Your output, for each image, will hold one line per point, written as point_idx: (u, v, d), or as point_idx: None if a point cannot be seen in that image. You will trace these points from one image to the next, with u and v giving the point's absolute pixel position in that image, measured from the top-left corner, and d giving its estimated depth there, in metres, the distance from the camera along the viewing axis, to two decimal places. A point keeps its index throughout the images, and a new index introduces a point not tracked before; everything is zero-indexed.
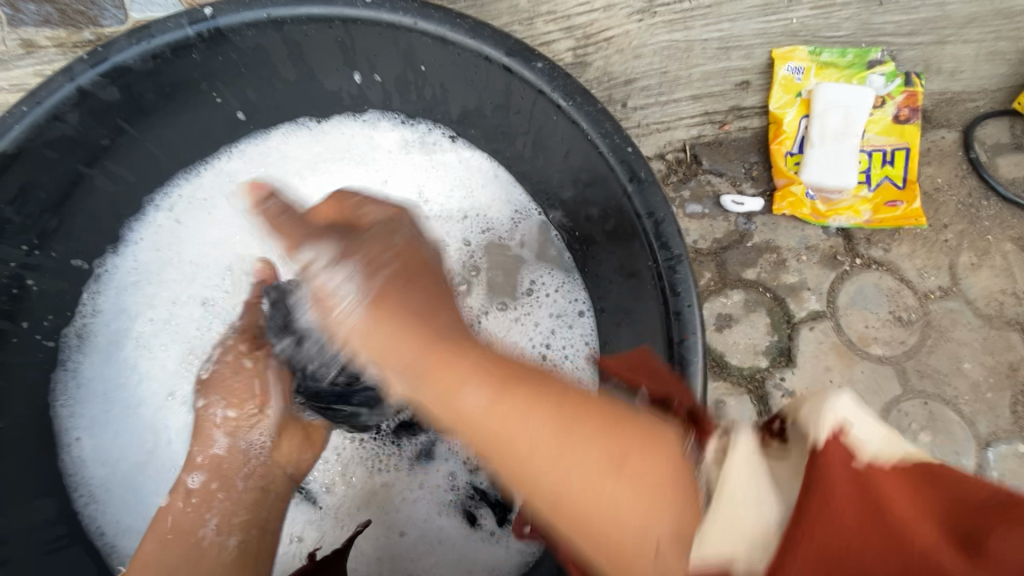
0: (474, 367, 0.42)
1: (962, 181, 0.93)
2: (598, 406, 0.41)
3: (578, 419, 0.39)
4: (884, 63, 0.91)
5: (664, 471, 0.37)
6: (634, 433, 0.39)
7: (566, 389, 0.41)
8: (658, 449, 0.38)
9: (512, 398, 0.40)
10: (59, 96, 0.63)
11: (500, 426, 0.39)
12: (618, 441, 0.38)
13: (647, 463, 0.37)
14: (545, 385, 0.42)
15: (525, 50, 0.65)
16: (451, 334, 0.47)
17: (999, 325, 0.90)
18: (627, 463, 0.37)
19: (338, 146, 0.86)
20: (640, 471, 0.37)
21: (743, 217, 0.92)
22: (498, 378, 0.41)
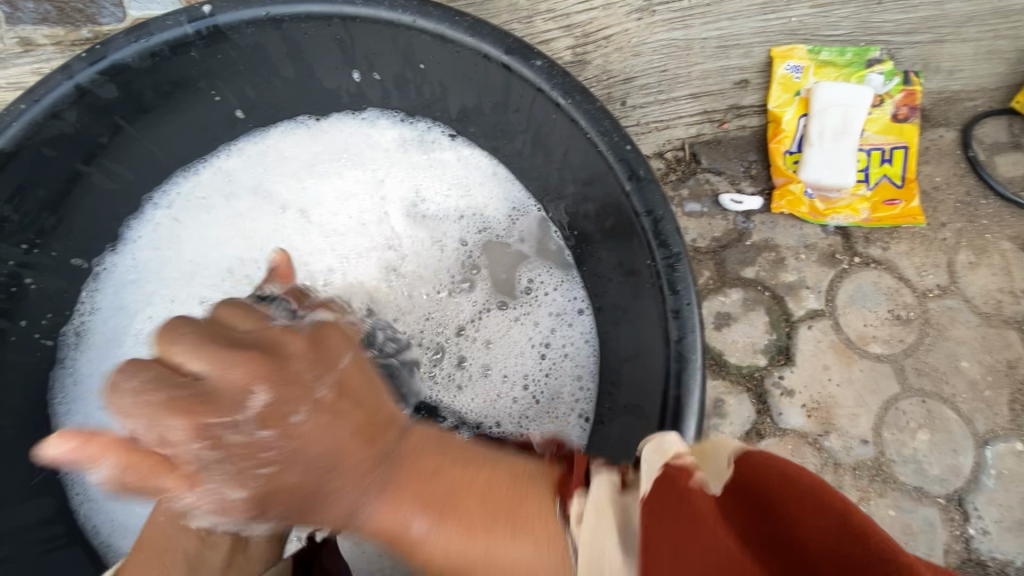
0: (361, 478, 0.41)
1: (960, 179, 0.93)
2: (485, 496, 0.41)
3: (459, 508, 0.40)
4: (883, 62, 0.91)
5: (538, 557, 0.39)
6: (510, 513, 0.40)
7: (428, 481, 0.41)
8: (536, 523, 0.40)
9: (402, 500, 0.41)
10: (58, 93, 0.63)
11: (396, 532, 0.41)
12: (489, 540, 0.39)
13: (518, 547, 0.39)
14: (436, 490, 0.41)
15: (524, 48, 0.65)
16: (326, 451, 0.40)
17: (997, 323, 0.91)
18: (507, 540, 0.39)
19: (337, 145, 0.85)
20: (520, 552, 0.39)
21: (742, 215, 0.92)
22: (386, 486, 0.41)
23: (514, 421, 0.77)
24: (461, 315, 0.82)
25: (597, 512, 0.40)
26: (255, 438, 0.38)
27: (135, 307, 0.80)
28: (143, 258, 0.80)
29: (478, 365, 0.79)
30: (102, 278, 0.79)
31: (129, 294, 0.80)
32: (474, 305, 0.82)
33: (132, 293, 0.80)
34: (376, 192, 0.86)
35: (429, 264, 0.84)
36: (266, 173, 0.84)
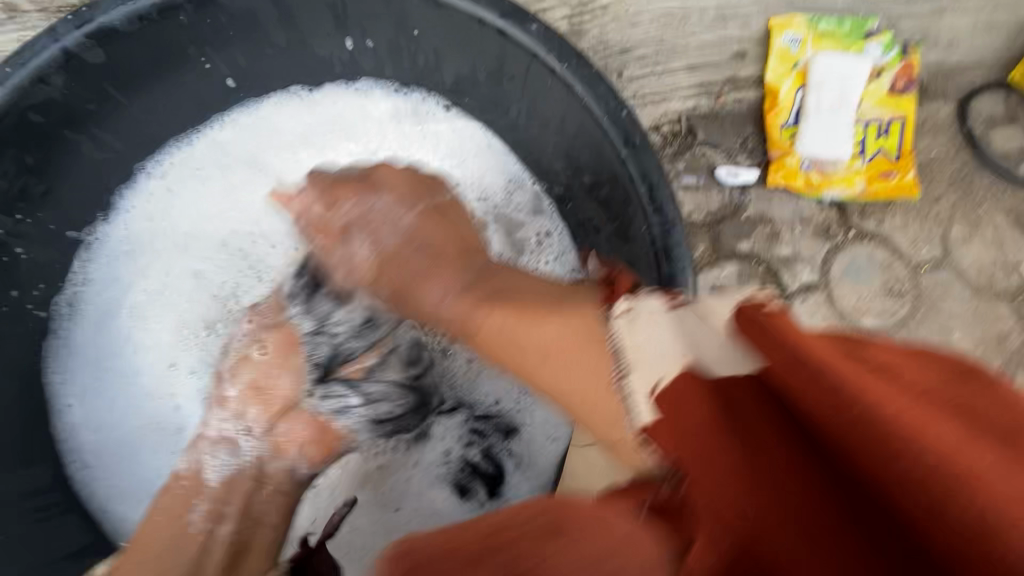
0: (450, 275, 0.56)
1: (957, 153, 0.93)
2: (545, 291, 0.51)
3: (495, 296, 0.51)
4: (881, 33, 0.91)
5: (573, 328, 0.43)
6: (549, 308, 0.47)
7: (494, 283, 0.54)
8: (570, 317, 0.44)
9: (500, 309, 0.49)
10: (44, 58, 0.62)
11: (513, 334, 0.46)
12: (538, 314, 0.46)
13: (570, 338, 0.43)
14: (504, 283, 0.54)
15: (520, 12, 0.64)
16: (460, 256, 0.59)
17: (989, 297, 0.92)
18: (542, 318, 0.46)
19: (330, 116, 0.84)
20: (556, 327, 0.44)
21: (738, 189, 0.91)
22: (461, 285, 0.54)
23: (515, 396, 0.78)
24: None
25: (641, 319, 0.40)
26: (367, 246, 0.62)
27: (129, 279, 0.79)
28: (136, 229, 0.80)
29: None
30: (94, 248, 0.78)
31: (121, 266, 0.79)
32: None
33: (126, 266, 0.79)
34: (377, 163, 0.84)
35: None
36: (259, 146, 0.83)
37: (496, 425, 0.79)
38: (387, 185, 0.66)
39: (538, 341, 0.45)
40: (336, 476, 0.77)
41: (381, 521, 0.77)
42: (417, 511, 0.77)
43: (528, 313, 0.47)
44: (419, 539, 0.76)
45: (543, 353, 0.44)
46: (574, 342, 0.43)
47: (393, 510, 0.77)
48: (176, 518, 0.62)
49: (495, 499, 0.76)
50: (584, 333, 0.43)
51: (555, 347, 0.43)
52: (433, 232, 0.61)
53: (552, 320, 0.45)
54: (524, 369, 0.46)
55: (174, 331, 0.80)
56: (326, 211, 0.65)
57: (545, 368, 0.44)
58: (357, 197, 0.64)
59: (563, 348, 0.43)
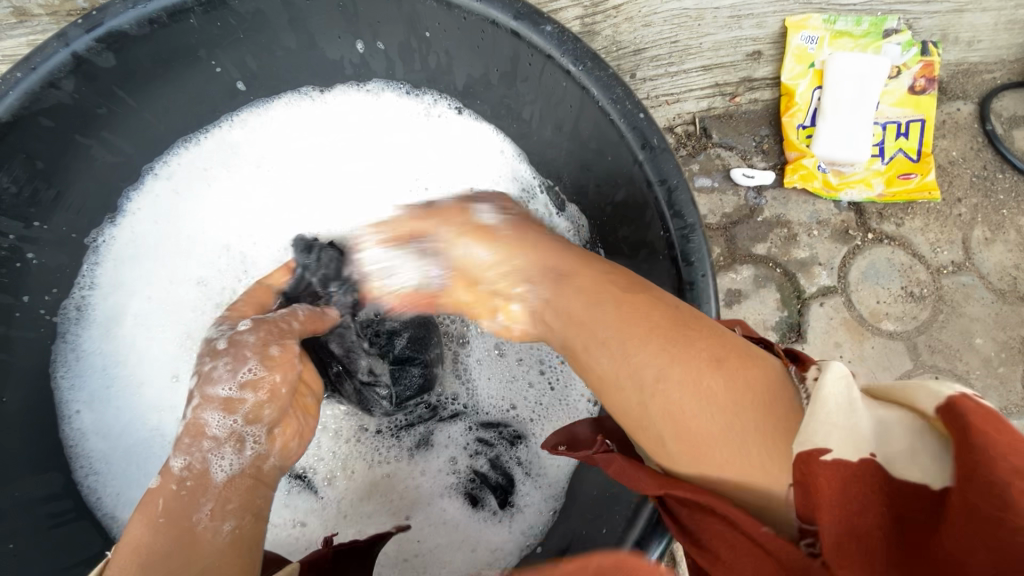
0: (648, 312, 0.46)
1: (977, 154, 0.91)
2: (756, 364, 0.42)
3: (702, 339, 0.44)
4: (901, 32, 0.88)
5: (757, 398, 0.40)
6: (743, 365, 0.42)
7: (686, 322, 0.46)
8: (750, 364, 0.42)
9: (687, 346, 0.43)
10: (54, 62, 0.61)
11: (672, 370, 0.42)
12: (721, 342, 0.44)
13: (747, 368, 0.42)
14: (722, 341, 0.44)
15: (534, 13, 0.63)
16: (643, 304, 0.47)
17: (1012, 300, 0.90)
18: (722, 343, 0.44)
19: (342, 117, 0.83)
20: (735, 381, 0.41)
21: (754, 190, 0.90)
22: (673, 322, 0.45)
23: (528, 403, 0.77)
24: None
25: (837, 381, 0.37)
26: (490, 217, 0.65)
27: (135, 286, 0.80)
28: (142, 233, 0.80)
29: (490, 342, 0.80)
30: (101, 252, 0.77)
31: (128, 271, 0.79)
32: None
33: (132, 270, 0.79)
34: (396, 170, 0.84)
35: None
36: (268, 147, 0.83)
37: (503, 432, 0.77)
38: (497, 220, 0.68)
39: (698, 356, 0.42)
40: (344, 486, 0.78)
41: (392, 531, 0.75)
42: (426, 522, 0.76)
43: (706, 334, 0.45)
44: (429, 549, 0.74)
45: (692, 374, 0.41)
46: (757, 425, 0.39)
47: (404, 520, 0.76)
48: (180, 520, 0.49)
49: (505, 508, 0.74)
50: (782, 411, 0.39)
51: (722, 422, 0.39)
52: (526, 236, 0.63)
53: (753, 367, 0.42)
54: (674, 363, 0.43)
55: (177, 341, 0.80)
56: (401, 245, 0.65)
57: (709, 428, 0.40)
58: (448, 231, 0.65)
59: (744, 374, 0.41)
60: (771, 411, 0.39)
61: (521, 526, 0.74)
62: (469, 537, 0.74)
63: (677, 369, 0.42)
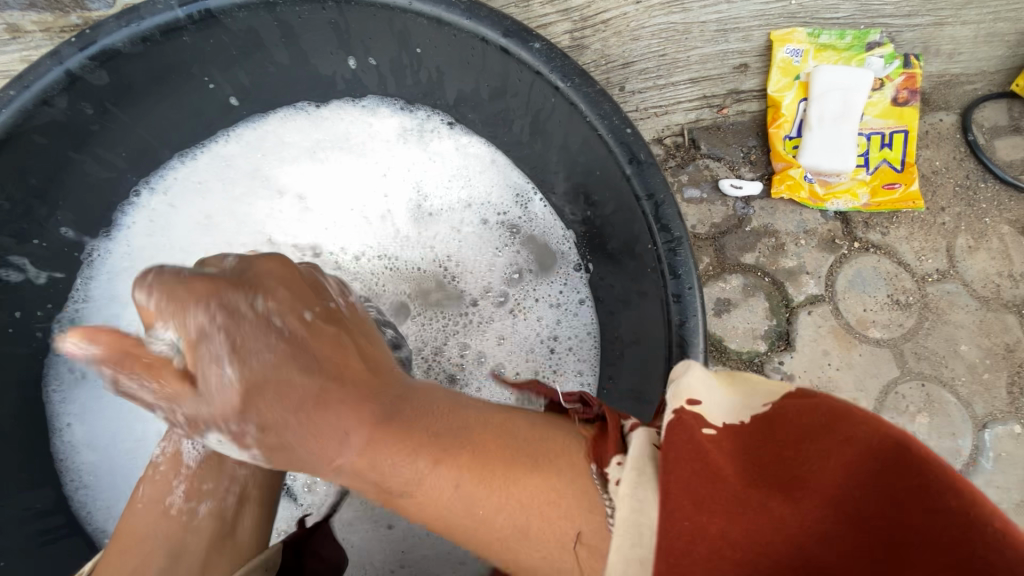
0: (438, 472, 0.40)
1: (960, 163, 0.93)
2: (546, 501, 0.39)
3: (491, 492, 0.39)
4: (883, 45, 0.90)
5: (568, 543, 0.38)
6: (530, 496, 0.39)
7: (467, 454, 0.41)
8: (555, 508, 0.38)
9: (485, 506, 0.39)
10: (47, 80, 0.61)
11: (489, 543, 0.40)
12: (512, 478, 0.39)
13: (551, 522, 0.38)
14: (502, 470, 0.40)
15: (522, 30, 0.64)
16: (426, 457, 0.41)
17: (996, 307, 0.91)
18: (518, 479, 0.39)
19: (338, 132, 0.84)
20: (537, 523, 0.38)
21: (742, 201, 0.91)
22: (460, 480, 0.40)
23: None
24: (491, 277, 0.82)
25: (633, 486, 0.36)
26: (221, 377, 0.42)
27: (127, 296, 0.78)
28: (136, 244, 0.79)
29: (489, 365, 0.79)
30: (96, 264, 0.77)
31: (122, 283, 0.78)
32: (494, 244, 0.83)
33: (126, 282, 0.78)
34: (394, 184, 0.84)
35: (480, 260, 0.82)
36: (265, 160, 0.83)
37: None
38: (270, 282, 0.44)
39: (498, 528, 0.39)
40: (323, 492, 0.78)
41: (376, 538, 0.76)
42: (410, 531, 0.76)
43: (506, 474, 0.40)
44: (415, 559, 0.75)
45: (507, 542, 0.39)
46: (584, 569, 0.37)
47: (387, 527, 0.77)
48: (157, 505, 0.56)
49: None
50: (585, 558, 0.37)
51: (551, 569, 0.39)
52: (329, 348, 0.45)
53: (554, 510, 0.38)
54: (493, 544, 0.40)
55: None
56: (169, 299, 0.41)
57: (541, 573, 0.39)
58: (211, 297, 0.41)
59: (554, 530, 0.38)
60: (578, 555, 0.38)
61: None
62: (453, 549, 0.75)
63: (493, 538, 0.39)
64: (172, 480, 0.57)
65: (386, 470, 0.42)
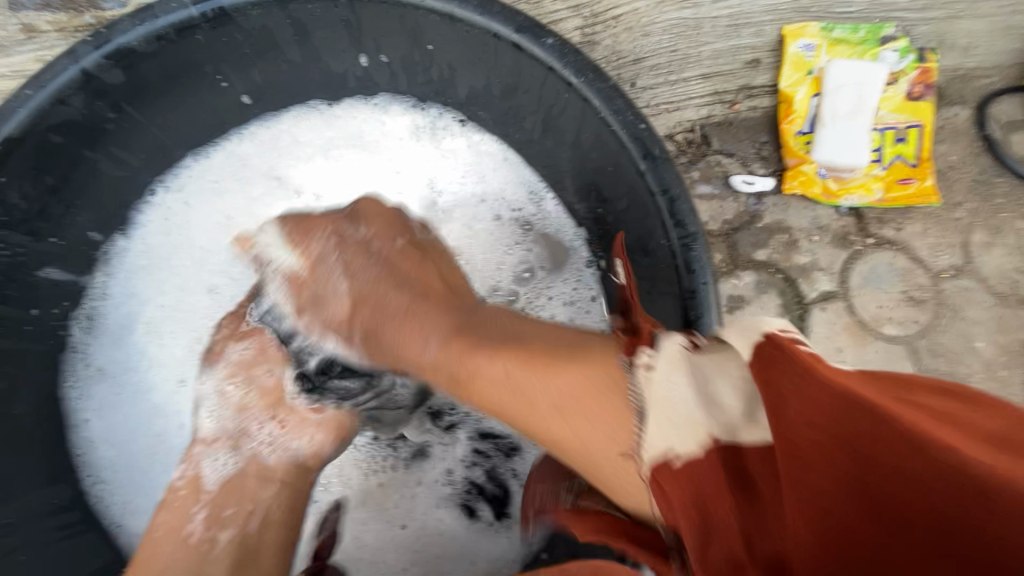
0: (489, 363, 0.45)
1: (975, 158, 0.92)
2: (579, 376, 0.41)
3: (528, 367, 0.43)
4: (898, 39, 0.89)
5: (602, 411, 0.40)
6: (566, 372, 0.42)
7: (507, 344, 0.46)
8: (584, 379, 0.41)
9: (525, 380, 0.43)
10: (62, 79, 0.62)
11: (523, 416, 0.43)
12: (548, 365, 0.43)
13: (585, 398, 0.40)
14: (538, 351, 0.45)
15: (535, 26, 0.64)
16: (482, 346, 0.47)
17: (1013, 303, 0.90)
18: (557, 368, 0.42)
19: (350, 131, 0.84)
20: (570, 386, 0.41)
21: (754, 197, 0.91)
22: (512, 361, 0.44)
23: None
24: (500, 275, 0.83)
25: (666, 373, 0.39)
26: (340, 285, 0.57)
27: (147, 293, 0.80)
28: (153, 243, 0.80)
29: None
30: (113, 262, 0.78)
31: (140, 280, 0.80)
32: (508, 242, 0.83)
33: (144, 280, 0.80)
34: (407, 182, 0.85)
35: (493, 257, 0.83)
36: (278, 159, 0.84)
37: (499, 444, 0.77)
38: (367, 221, 0.61)
39: (536, 401, 0.42)
40: (339, 491, 0.78)
41: (388, 539, 0.77)
42: (423, 531, 0.76)
43: (544, 361, 0.43)
44: (428, 558, 0.76)
45: (549, 415, 0.42)
46: (612, 436, 0.39)
47: (400, 528, 0.77)
48: (175, 533, 0.59)
49: (502, 519, 0.75)
50: (614, 419, 0.39)
51: (579, 440, 0.41)
52: (414, 268, 0.58)
53: (583, 382, 0.41)
54: (527, 421, 0.44)
55: (186, 347, 0.80)
56: (300, 230, 0.59)
57: (569, 439, 0.41)
58: (333, 228, 0.59)
59: (586, 409, 0.40)
60: (611, 426, 0.39)
61: (518, 536, 0.74)
62: (466, 548, 0.75)
63: (529, 413, 0.43)
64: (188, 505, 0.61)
65: (456, 355, 0.48)
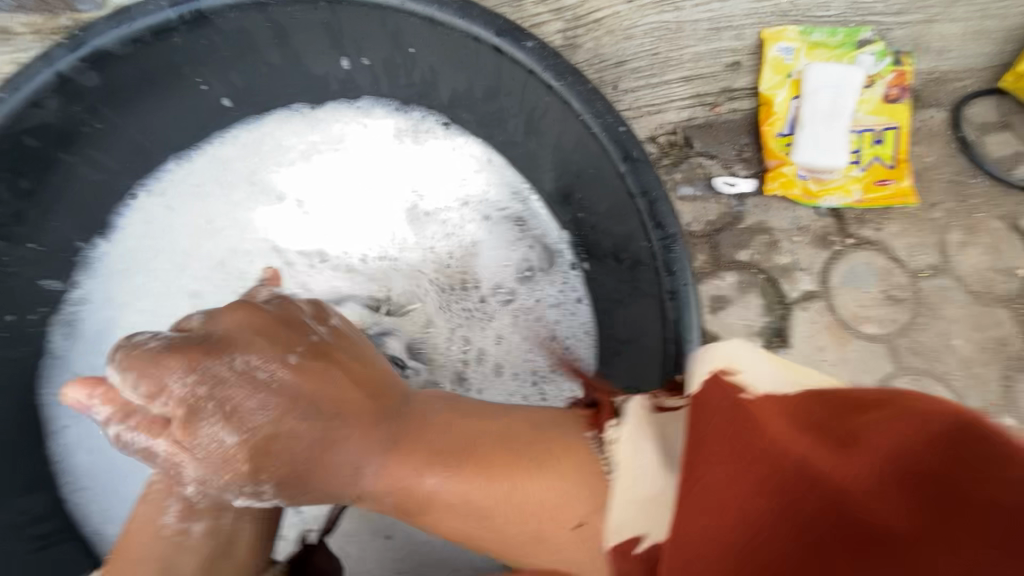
0: (430, 458, 0.48)
1: (950, 159, 0.93)
2: (540, 492, 0.44)
3: (476, 472, 0.46)
4: (874, 42, 0.92)
5: (568, 500, 0.44)
6: (524, 470, 0.45)
7: (445, 452, 0.48)
8: (552, 473, 0.45)
9: (478, 481, 0.46)
10: (37, 82, 0.61)
11: (480, 513, 0.46)
12: (517, 476, 0.45)
13: (553, 488, 0.44)
14: (476, 447, 0.47)
15: (515, 29, 0.64)
16: (438, 445, 0.49)
17: (988, 301, 0.92)
18: (522, 484, 0.45)
19: (333, 134, 0.84)
20: (540, 488, 0.44)
21: (735, 198, 0.91)
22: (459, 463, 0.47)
23: None
24: (505, 271, 0.82)
25: (630, 445, 0.44)
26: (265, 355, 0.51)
27: (125, 299, 0.78)
28: (134, 247, 0.79)
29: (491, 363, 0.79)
30: (93, 267, 0.77)
31: (120, 284, 0.78)
32: (493, 244, 0.83)
33: (123, 284, 0.78)
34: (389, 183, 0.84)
35: (489, 259, 0.82)
36: (260, 162, 0.83)
37: None
38: (242, 336, 0.52)
39: (499, 514, 0.45)
40: (324, 501, 0.77)
41: (372, 549, 0.76)
42: (408, 540, 0.76)
43: (508, 484, 0.45)
44: (412, 565, 0.76)
45: (517, 513, 0.45)
46: (579, 524, 0.43)
47: (385, 538, 0.76)
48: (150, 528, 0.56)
49: None
50: (585, 501, 0.43)
51: (542, 536, 0.44)
52: (323, 388, 0.51)
53: (540, 484, 0.45)
54: (506, 537, 0.45)
55: None
56: (147, 366, 0.48)
57: (533, 544, 0.45)
58: (197, 362, 0.49)
59: (554, 500, 0.44)
60: (592, 527, 0.43)
61: None
62: (452, 556, 0.76)
63: (497, 518, 0.45)
64: (162, 499, 0.57)
65: (400, 466, 0.49)
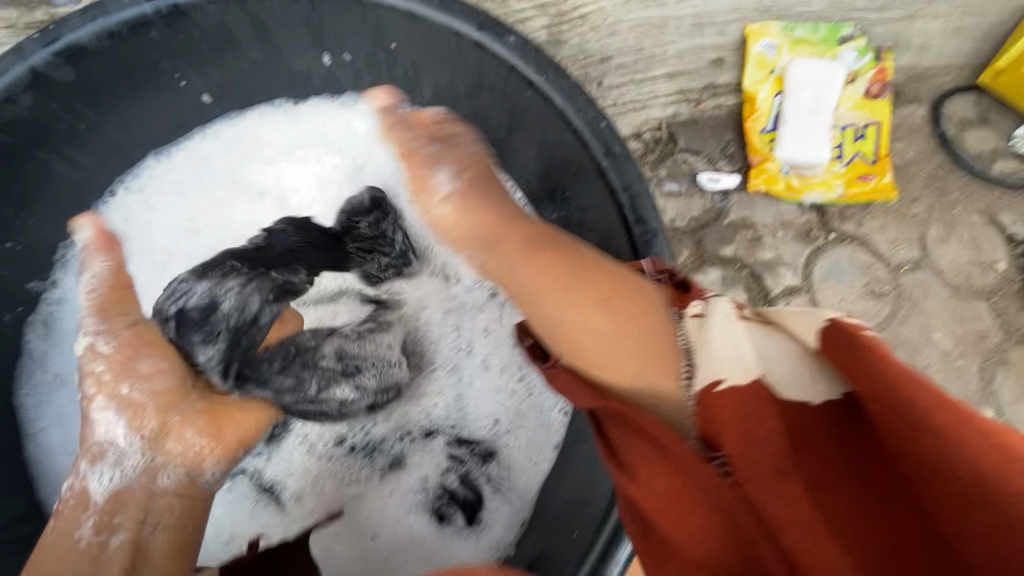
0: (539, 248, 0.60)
1: (931, 156, 0.94)
2: (626, 297, 0.54)
3: (574, 265, 0.57)
4: (856, 39, 0.93)
5: (642, 311, 0.53)
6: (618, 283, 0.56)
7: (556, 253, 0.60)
8: (637, 296, 0.54)
9: (572, 271, 0.57)
10: (10, 77, 0.60)
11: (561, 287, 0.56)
12: (608, 278, 0.56)
13: (629, 306, 0.53)
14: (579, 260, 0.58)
15: (496, 24, 0.64)
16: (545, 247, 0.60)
17: (968, 295, 0.93)
18: (607, 283, 0.55)
19: (315, 130, 0.83)
20: (621, 297, 0.54)
21: (719, 194, 0.92)
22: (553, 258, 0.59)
23: (510, 417, 0.78)
24: None
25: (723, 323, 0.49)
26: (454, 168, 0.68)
27: (104, 298, 0.76)
28: None
29: (479, 358, 0.79)
30: None
31: (98, 284, 0.77)
32: None
33: None
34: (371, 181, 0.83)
35: None
36: (240, 160, 0.82)
37: (475, 450, 0.77)
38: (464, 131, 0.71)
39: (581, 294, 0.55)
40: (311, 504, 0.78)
41: (357, 548, 0.76)
42: (394, 539, 0.76)
43: (601, 282, 0.55)
44: (398, 564, 0.75)
45: (588, 296, 0.55)
46: (637, 320, 0.53)
47: (370, 538, 0.76)
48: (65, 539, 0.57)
49: (473, 524, 0.75)
50: (652, 319, 0.52)
51: (604, 323, 0.53)
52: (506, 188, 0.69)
53: (628, 301, 0.54)
54: (578, 311, 0.55)
55: None
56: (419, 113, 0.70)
57: (593, 318, 0.54)
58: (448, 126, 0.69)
59: (630, 314, 0.53)
60: (645, 335, 0.52)
61: (488, 540, 0.75)
62: (437, 554, 0.75)
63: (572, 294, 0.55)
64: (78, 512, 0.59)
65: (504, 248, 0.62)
